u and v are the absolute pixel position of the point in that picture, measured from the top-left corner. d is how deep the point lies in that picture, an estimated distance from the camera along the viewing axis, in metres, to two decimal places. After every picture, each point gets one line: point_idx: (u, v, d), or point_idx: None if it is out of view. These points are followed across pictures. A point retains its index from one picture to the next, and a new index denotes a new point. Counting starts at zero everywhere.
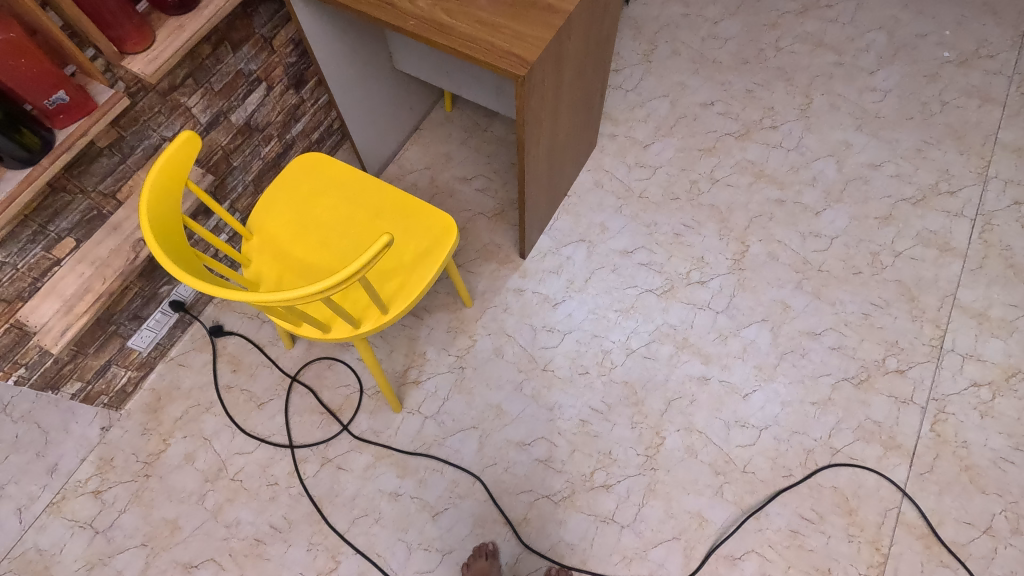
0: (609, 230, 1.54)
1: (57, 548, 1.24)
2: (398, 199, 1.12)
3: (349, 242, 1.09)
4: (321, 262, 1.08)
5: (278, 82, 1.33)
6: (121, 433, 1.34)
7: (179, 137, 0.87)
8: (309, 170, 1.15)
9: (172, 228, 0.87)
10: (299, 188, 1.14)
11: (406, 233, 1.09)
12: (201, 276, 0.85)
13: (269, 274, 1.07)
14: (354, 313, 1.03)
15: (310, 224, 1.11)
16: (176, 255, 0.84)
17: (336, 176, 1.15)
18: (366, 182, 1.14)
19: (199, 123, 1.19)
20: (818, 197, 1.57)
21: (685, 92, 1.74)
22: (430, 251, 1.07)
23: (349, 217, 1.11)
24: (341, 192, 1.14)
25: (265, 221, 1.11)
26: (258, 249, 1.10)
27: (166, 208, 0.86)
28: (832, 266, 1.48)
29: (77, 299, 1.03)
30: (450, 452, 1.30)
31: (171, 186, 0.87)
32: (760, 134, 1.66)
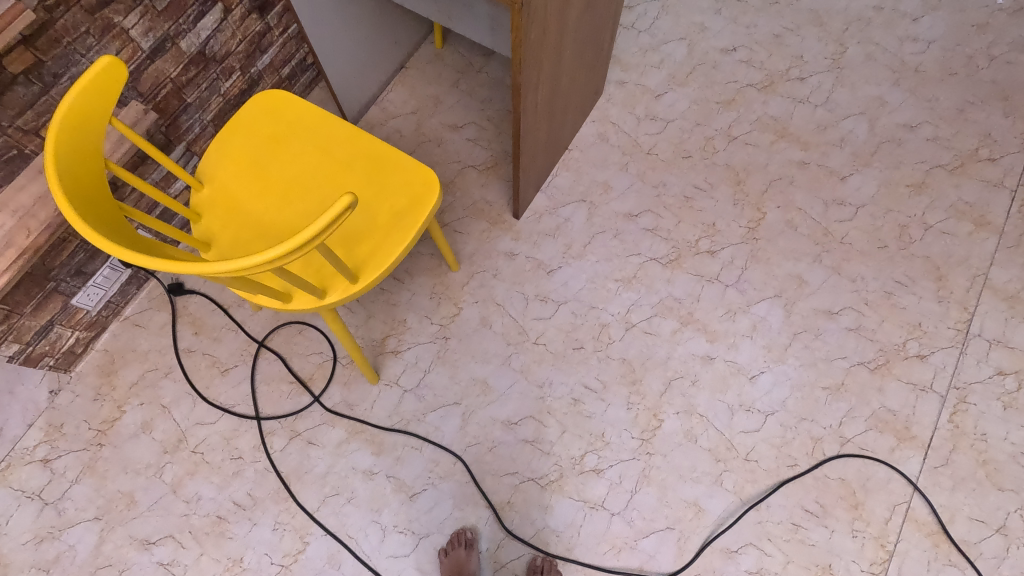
0: (613, 190, 1.39)
1: (2, 519, 1.15)
2: (373, 149, 0.97)
3: (316, 198, 0.95)
4: (283, 220, 0.93)
5: (238, 4, 1.14)
6: (72, 398, 1.23)
7: (97, 63, 0.71)
8: (269, 110, 0.99)
9: (95, 179, 0.72)
10: (257, 132, 0.98)
11: (380, 188, 0.94)
12: (129, 238, 0.71)
13: (222, 232, 0.93)
14: (320, 281, 0.90)
15: (270, 176, 0.96)
16: (95, 211, 0.69)
17: (301, 119, 0.99)
18: (337, 128, 0.98)
19: (141, 49, 1.01)
20: (845, 160, 1.41)
21: (705, 34, 1.55)
22: (409, 210, 0.93)
23: (315, 168, 0.96)
24: (307, 138, 0.98)
25: (218, 169, 0.96)
26: (210, 203, 0.95)
27: (82, 151, 0.71)
28: (855, 238, 1.34)
29: None
30: (430, 430, 1.21)
31: (86, 123, 0.71)
32: (786, 87, 1.49)
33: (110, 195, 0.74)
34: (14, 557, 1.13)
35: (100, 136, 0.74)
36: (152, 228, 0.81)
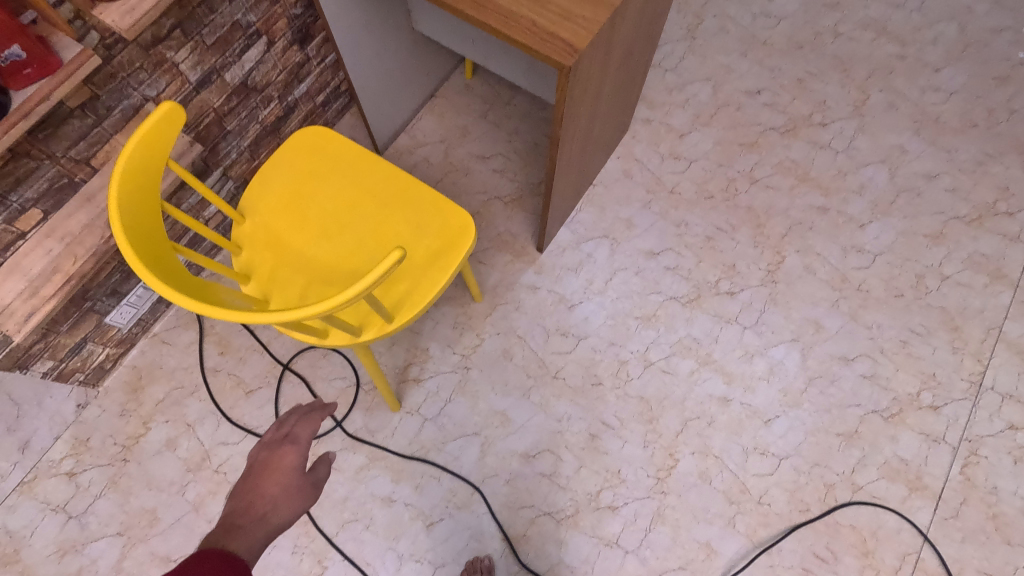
0: (635, 227, 1.42)
1: (27, 531, 1.17)
2: (410, 188, 0.99)
3: (354, 236, 0.97)
4: (321, 257, 0.96)
5: (281, 36, 1.17)
6: (99, 413, 1.25)
7: (160, 108, 0.73)
8: (309, 145, 1.01)
9: (151, 219, 0.75)
10: (297, 166, 1.00)
11: (416, 228, 0.97)
12: (182, 279, 0.73)
13: (261, 266, 0.95)
14: (357, 319, 0.92)
15: (311, 212, 0.98)
16: (151, 252, 0.71)
17: (341, 156, 1.01)
18: (377, 167, 1.00)
19: (188, 81, 1.04)
20: (865, 208, 1.44)
21: (730, 76, 1.58)
22: (445, 251, 0.95)
23: (354, 206, 0.98)
24: (345, 174, 1.00)
25: (259, 202, 0.98)
26: (251, 235, 0.97)
27: (142, 194, 0.73)
28: (871, 286, 1.37)
29: (44, 280, 0.92)
30: (449, 459, 1.23)
31: (145, 165, 0.73)
32: (809, 131, 1.51)
33: (164, 234, 0.77)
34: (38, 569, 1.15)
35: (157, 177, 0.77)
36: (199, 264, 0.83)
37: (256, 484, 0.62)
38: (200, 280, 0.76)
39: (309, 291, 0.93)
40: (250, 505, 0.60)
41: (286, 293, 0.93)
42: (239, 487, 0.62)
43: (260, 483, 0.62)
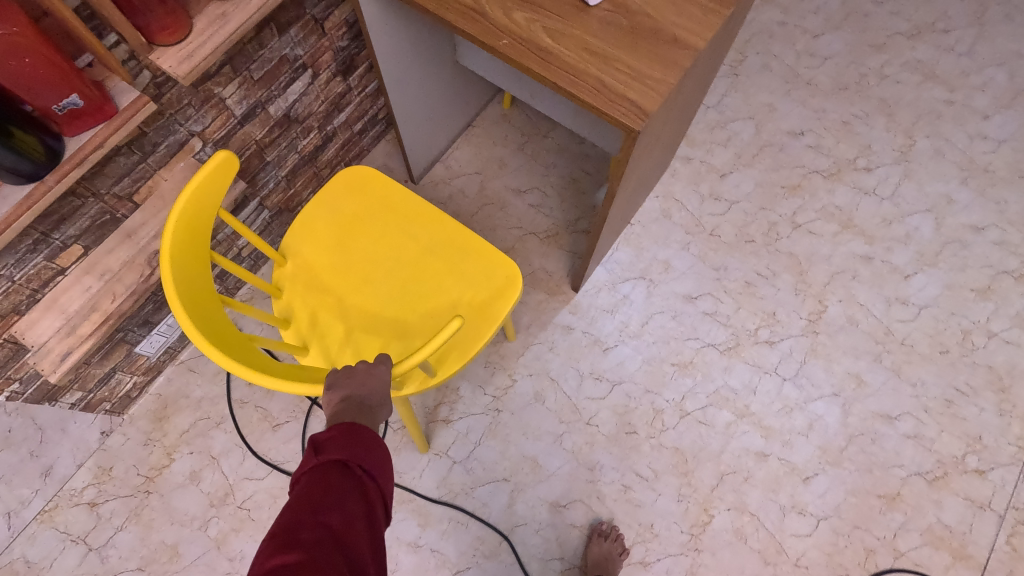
0: (673, 269, 1.38)
1: (46, 562, 1.15)
2: (457, 235, 0.96)
3: (397, 283, 0.94)
4: (364, 304, 0.93)
5: (326, 68, 1.15)
6: (123, 441, 1.23)
7: (215, 157, 0.70)
8: (356, 186, 0.98)
9: (199, 271, 0.72)
10: (343, 207, 0.98)
11: (462, 277, 0.93)
12: (228, 336, 0.70)
13: (302, 311, 0.92)
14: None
15: (354, 257, 0.95)
16: (199, 307, 0.69)
17: (387, 198, 0.98)
18: (423, 211, 0.97)
19: (234, 115, 1.02)
20: (910, 258, 1.40)
21: (773, 115, 1.54)
22: (490, 303, 0.91)
23: (399, 252, 0.96)
24: (392, 217, 0.97)
25: (303, 243, 0.96)
26: (292, 278, 0.94)
27: (194, 242, 0.71)
28: (916, 340, 1.33)
29: (82, 318, 0.90)
30: (477, 505, 1.20)
31: (199, 212, 0.71)
32: (853, 176, 1.48)
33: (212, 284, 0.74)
34: None
35: (208, 225, 0.74)
36: (242, 313, 0.81)
37: (359, 376, 0.65)
38: (243, 334, 0.73)
39: (351, 339, 0.91)
40: (360, 395, 0.64)
41: (327, 341, 0.90)
42: (340, 379, 0.65)
43: (364, 379, 0.65)
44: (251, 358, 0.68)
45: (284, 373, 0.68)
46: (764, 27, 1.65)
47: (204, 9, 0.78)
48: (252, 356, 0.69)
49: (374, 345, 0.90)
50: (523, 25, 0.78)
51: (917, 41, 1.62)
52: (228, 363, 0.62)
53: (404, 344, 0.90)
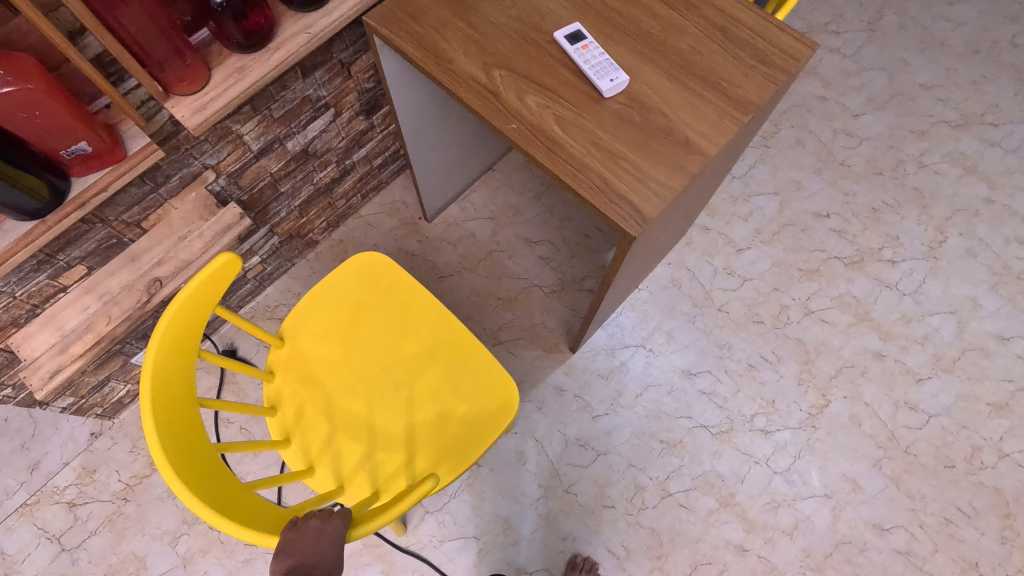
0: (675, 342, 1.36)
1: (20, 555, 1.18)
2: (461, 343, 0.94)
3: (392, 384, 0.92)
4: (354, 402, 0.91)
5: (349, 107, 1.16)
6: (109, 445, 1.25)
7: (215, 262, 0.68)
8: (367, 274, 0.97)
9: (182, 378, 0.68)
10: (350, 295, 0.96)
11: (457, 390, 0.91)
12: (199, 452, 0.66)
13: (291, 400, 0.91)
14: (372, 484, 0.86)
15: (353, 350, 0.94)
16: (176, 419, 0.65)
17: (395, 290, 0.96)
18: (429, 309, 0.96)
19: (250, 150, 1.03)
20: (925, 361, 1.34)
21: (800, 193, 1.50)
22: (482, 422, 0.89)
23: (400, 351, 0.94)
24: (397, 312, 0.96)
25: (303, 326, 0.94)
26: (287, 363, 0.93)
27: (182, 343, 0.68)
28: (920, 450, 1.27)
29: (76, 337, 0.91)
30: (443, 560, 1.18)
31: (194, 312, 0.69)
32: (876, 267, 1.42)
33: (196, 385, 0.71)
34: None
35: (201, 324, 0.72)
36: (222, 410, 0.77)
37: (309, 539, 0.60)
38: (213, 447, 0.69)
39: (335, 438, 0.89)
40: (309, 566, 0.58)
41: (311, 437, 0.89)
42: (290, 546, 0.59)
43: (314, 542, 0.60)
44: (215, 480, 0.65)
45: (244, 506, 0.64)
46: (803, 100, 1.61)
47: (224, 62, 0.79)
48: (218, 482, 0.65)
49: (355, 450, 0.88)
50: (535, 111, 0.77)
51: (962, 132, 1.56)
52: (188, 499, 0.58)
53: (385, 454, 0.88)
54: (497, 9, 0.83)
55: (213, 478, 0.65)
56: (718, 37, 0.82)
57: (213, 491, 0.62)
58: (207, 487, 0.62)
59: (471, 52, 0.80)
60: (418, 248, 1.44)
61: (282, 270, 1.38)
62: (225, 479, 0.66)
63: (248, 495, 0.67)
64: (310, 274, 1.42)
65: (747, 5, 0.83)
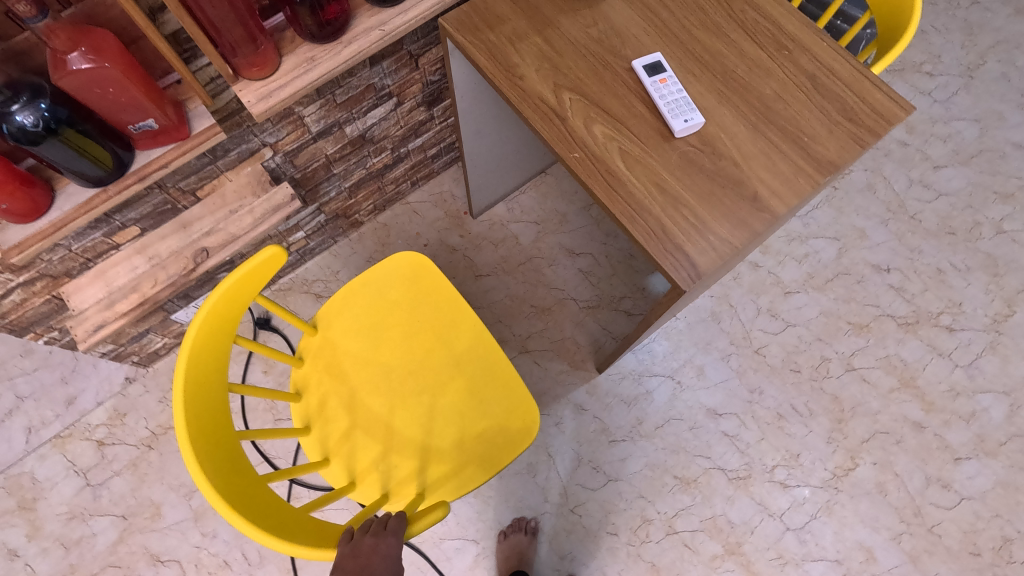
0: (705, 378, 1.32)
1: (49, 483, 1.25)
2: (491, 359, 0.94)
3: (416, 388, 0.93)
4: (376, 400, 0.92)
5: (411, 98, 1.15)
6: (142, 392, 1.31)
7: (258, 256, 0.71)
8: (408, 274, 0.97)
9: (215, 366, 0.72)
10: (388, 292, 0.97)
11: (479, 405, 0.92)
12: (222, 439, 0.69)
13: (316, 389, 0.92)
14: (383, 485, 0.87)
15: (382, 347, 0.95)
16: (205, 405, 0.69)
17: (432, 294, 0.97)
18: (462, 319, 0.96)
19: (309, 131, 1.03)
20: (967, 440, 1.27)
21: (862, 242, 1.43)
22: (499, 441, 0.89)
23: (427, 356, 0.94)
24: (432, 317, 0.96)
25: (338, 316, 0.95)
26: (317, 351, 0.94)
27: (209, 350, 0.71)
28: (946, 532, 1.21)
29: (122, 295, 0.95)
30: (440, 557, 1.20)
31: (222, 315, 0.72)
32: (930, 332, 1.35)
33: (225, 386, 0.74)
34: (46, 524, 1.22)
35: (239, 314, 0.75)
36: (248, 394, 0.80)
37: (362, 554, 0.62)
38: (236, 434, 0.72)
39: (353, 433, 0.90)
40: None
41: (330, 429, 0.90)
42: (347, 560, 0.61)
43: (369, 558, 0.62)
44: (259, 496, 0.67)
45: (284, 515, 0.67)
46: (881, 143, 1.52)
47: (295, 50, 0.78)
48: (237, 471, 0.68)
49: (371, 449, 0.89)
50: (600, 143, 0.74)
51: None
52: (209, 495, 0.61)
53: (400, 458, 0.89)
54: (576, 27, 0.80)
55: (232, 467, 0.67)
56: (807, 86, 0.77)
57: (234, 488, 0.65)
58: (225, 476, 0.65)
59: (544, 71, 0.78)
60: (459, 243, 1.43)
61: (325, 246, 1.40)
62: (269, 495, 0.68)
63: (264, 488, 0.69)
64: (350, 253, 1.43)
65: (844, 55, 0.78)
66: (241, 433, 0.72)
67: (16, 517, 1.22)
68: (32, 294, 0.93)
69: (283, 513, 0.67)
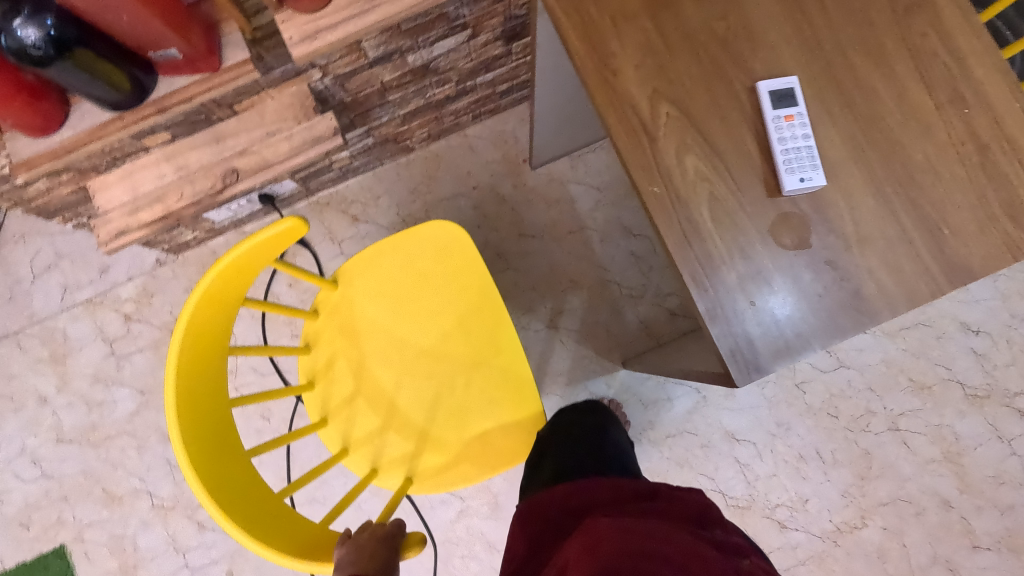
0: (734, 400, 1.24)
1: (79, 344, 1.30)
2: (509, 359, 0.88)
3: (426, 370, 0.88)
4: (385, 373, 0.88)
5: (488, 32, 0.98)
6: (170, 276, 1.31)
7: (274, 226, 0.64)
8: (443, 247, 0.89)
9: (213, 328, 0.68)
10: (417, 261, 0.89)
11: (487, 404, 0.87)
12: (210, 409, 0.67)
13: (326, 346, 0.89)
14: (375, 459, 0.86)
15: (401, 319, 0.89)
16: (199, 370, 0.66)
17: (463, 274, 0.89)
18: (489, 310, 0.89)
19: (366, 57, 0.89)
20: (994, 531, 1.18)
21: (959, 295, 1.24)
22: (497, 445, 0.86)
23: (445, 340, 0.89)
24: (459, 299, 0.89)
25: (361, 275, 0.89)
26: (333, 307, 0.89)
27: (211, 321, 0.67)
28: None
29: (147, 204, 0.90)
30: (425, 504, 1.23)
31: (228, 280, 0.67)
32: (998, 412, 1.21)
33: (225, 355, 0.71)
34: (73, 380, 1.29)
35: (250, 278, 0.71)
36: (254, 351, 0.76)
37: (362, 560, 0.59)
38: (228, 401, 0.70)
39: (355, 400, 0.87)
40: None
41: (333, 390, 0.88)
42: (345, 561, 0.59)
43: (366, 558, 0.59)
44: (248, 486, 0.66)
45: (260, 501, 0.65)
46: None
47: None
48: (221, 444, 0.66)
49: (370, 422, 0.87)
50: (688, 180, 0.61)
51: None
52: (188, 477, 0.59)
53: (396, 437, 0.86)
54: (701, 16, 0.63)
55: (217, 441, 0.65)
56: (973, 162, 0.60)
57: (216, 466, 0.63)
58: (208, 452, 0.63)
59: (645, 69, 0.62)
60: (511, 194, 1.32)
61: (369, 166, 1.30)
62: (259, 480, 0.68)
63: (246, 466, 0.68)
64: (395, 179, 1.33)
65: None
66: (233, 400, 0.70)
67: (47, 366, 1.30)
68: (60, 184, 0.89)
69: (269, 506, 0.66)
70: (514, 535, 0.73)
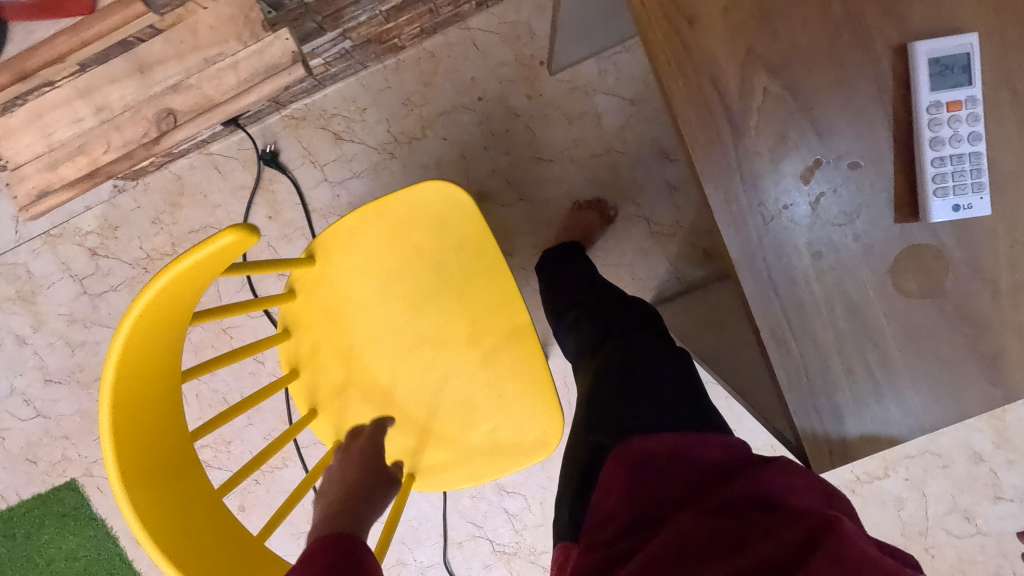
0: None
1: (45, 281, 1.18)
2: (524, 349, 0.75)
3: (427, 359, 0.76)
4: (379, 361, 0.76)
5: None
6: (132, 206, 1.15)
7: (210, 242, 0.47)
8: (441, 215, 0.72)
9: (155, 362, 0.53)
10: (411, 231, 0.73)
11: (497, 401, 0.76)
12: (170, 460, 0.54)
13: (309, 330, 0.76)
14: None
15: (395, 299, 0.75)
16: (144, 419, 0.52)
17: (468, 247, 0.73)
18: (501, 292, 0.74)
19: None
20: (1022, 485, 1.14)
21: None
22: (510, 446, 0.77)
23: (449, 323, 0.75)
24: (464, 278, 0.74)
25: (343, 249, 0.73)
26: (313, 285, 0.74)
27: (150, 357, 0.52)
28: (941, 555, 1.17)
29: (67, 154, 0.75)
30: None
31: (166, 307, 0.51)
32: None
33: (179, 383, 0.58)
34: (48, 320, 1.19)
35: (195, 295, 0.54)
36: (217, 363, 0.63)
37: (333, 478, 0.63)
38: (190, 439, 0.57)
39: (345, 391, 0.76)
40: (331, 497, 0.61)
41: (321, 380, 0.76)
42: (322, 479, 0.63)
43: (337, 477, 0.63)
44: (230, 543, 0.56)
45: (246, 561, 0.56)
46: None
47: None
48: (190, 499, 0.55)
49: (364, 415, 0.77)
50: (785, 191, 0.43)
51: None
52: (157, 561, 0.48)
53: (395, 432, 0.77)
54: None
55: (185, 497, 0.54)
56: None
57: (187, 532, 0.52)
58: (175, 517, 0.52)
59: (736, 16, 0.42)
60: (525, 107, 1.08)
61: (350, 71, 1.06)
62: (242, 532, 0.58)
63: (223, 517, 0.58)
64: (383, 85, 1.09)
65: None
66: (195, 434, 0.58)
67: (17, 305, 1.19)
68: None
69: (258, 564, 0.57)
70: (611, 484, 0.56)
